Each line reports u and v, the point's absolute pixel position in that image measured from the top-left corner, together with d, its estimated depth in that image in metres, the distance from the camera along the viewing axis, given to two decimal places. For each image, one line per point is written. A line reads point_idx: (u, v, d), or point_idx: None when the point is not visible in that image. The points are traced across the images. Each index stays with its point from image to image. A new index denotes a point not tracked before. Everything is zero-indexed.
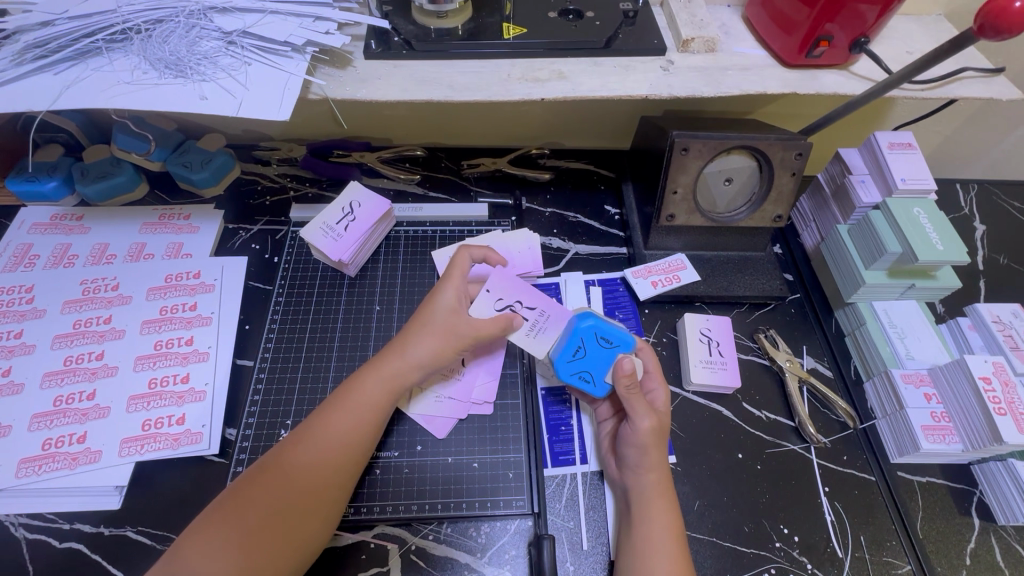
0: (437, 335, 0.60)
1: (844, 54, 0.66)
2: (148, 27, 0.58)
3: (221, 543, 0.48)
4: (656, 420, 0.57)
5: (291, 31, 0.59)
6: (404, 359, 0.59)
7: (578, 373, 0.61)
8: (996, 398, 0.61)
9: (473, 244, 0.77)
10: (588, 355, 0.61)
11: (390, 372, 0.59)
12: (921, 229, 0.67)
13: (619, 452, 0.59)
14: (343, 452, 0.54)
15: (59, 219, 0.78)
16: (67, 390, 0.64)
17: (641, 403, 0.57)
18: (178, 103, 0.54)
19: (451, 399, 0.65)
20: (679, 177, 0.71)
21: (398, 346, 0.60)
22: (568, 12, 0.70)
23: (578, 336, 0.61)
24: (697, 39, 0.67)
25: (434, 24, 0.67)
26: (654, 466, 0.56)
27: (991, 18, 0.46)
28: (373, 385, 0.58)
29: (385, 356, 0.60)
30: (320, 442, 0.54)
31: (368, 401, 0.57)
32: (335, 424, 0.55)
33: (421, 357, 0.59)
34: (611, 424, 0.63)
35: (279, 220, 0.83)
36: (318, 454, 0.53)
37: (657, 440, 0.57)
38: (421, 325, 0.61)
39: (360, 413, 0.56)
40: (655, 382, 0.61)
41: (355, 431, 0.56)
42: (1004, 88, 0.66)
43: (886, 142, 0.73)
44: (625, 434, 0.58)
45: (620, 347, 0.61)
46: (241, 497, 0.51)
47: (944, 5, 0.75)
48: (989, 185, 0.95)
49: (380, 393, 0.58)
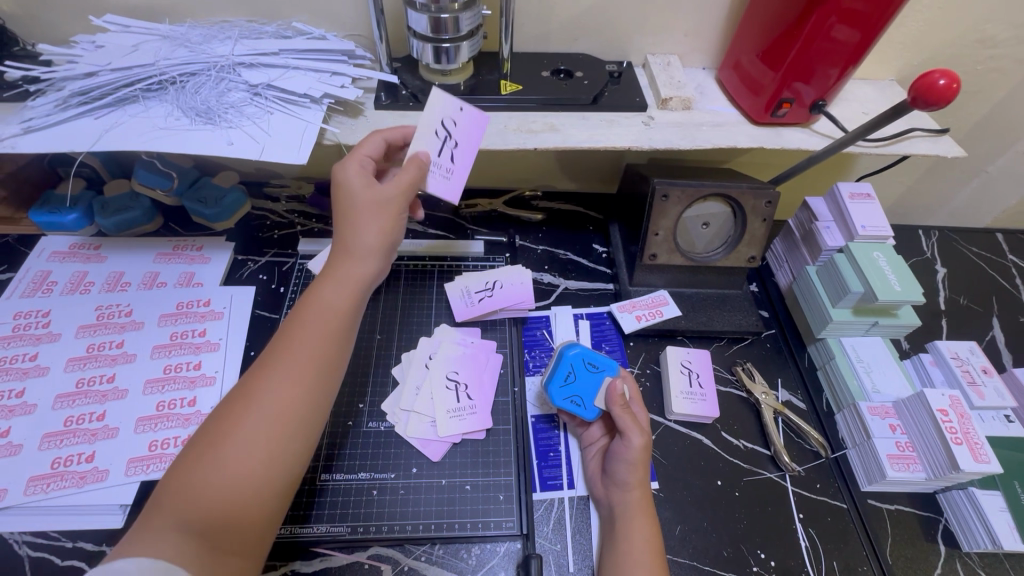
0: (376, 208, 0.58)
1: (805, 113, 0.74)
2: (182, 79, 0.64)
3: (203, 477, 0.45)
4: (646, 440, 0.62)
5: (311, 85, 0.66)
6: (357, 256, 0.57)
7: (570, 398, 0.67)
8: (952, 428, 0.65)
9: (429, 129, 0.62)
10: (579, 380, 0.68)
11: (348, 275, 0.57)
12: (880, 270, 0.74)
13: (607, 468, 0.63)
14: (297, 406, 0.50)
15: (78, 248, 0.83)
16: (78, 411, 0.67)
17: (630, 420, 0.61)
18: (206, 147, 0.60)
19: (456, 419, 0.69)
20: (660, 220, 0.78)
21: (344, 243, 0.57)
22: (559, 72, 0.78)
23: (569, 363, 0.69)
24: (674, 98, 0.74)
25: (439, 80, 0.74)
26: (639, 484, 0.60)
27: (921, 92, 0.53)
28: (332, 283, 0.56)
29: (337, 258, 0.57)
30: (292, 356, 0.52)
31: (330, 303, 0.55)
32: (301, 331, 0.53)
33: (371, 240, 0.57)
34: (601, 443, 0.66)
35: (287, 253, 0.88)
36: (287, 377, 0.51)
37: (645, 460, 0.61)
38: (350, 211, 0.58)
39: (326, 321, 0.54)
40: (639, 406, 0.65)
41: (324, 329, 0.54)
42: (948, 148, 0.73)
43: (847, 192, 0.80)
44: (616, 450, 0.62)
45: (607, 371, 0.68)
46: (184, 485, 0.45)
47: (895, 72, 0.84)
48: (949, 232, 1.03)
49: (328, 325, 0.54)
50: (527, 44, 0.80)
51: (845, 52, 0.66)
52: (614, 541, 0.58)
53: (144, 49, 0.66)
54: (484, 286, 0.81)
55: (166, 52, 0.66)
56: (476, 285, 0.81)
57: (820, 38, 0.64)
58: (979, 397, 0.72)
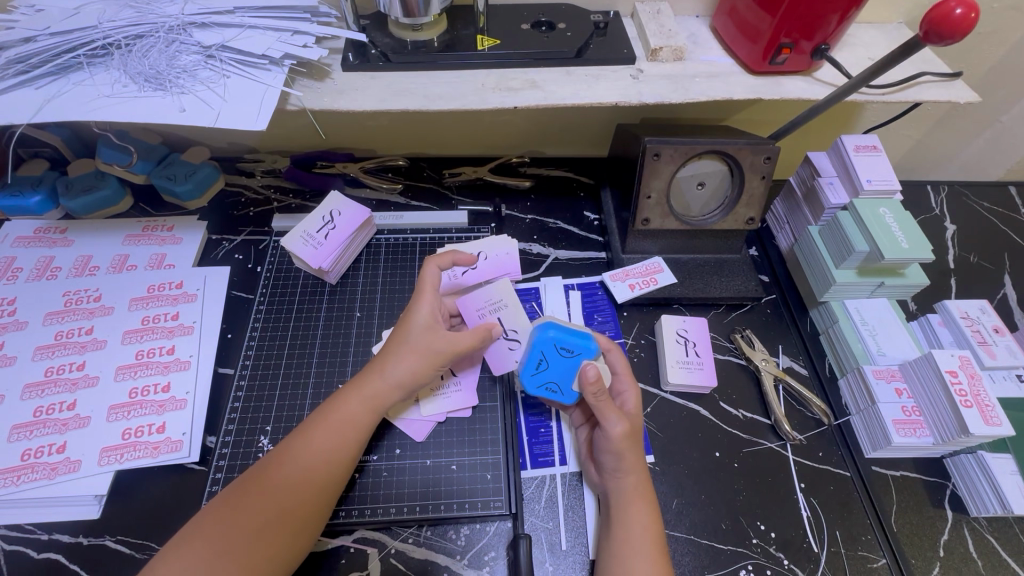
0: (415, 350, 0.60)
1: (806, 60, 0.69)
2: (129, 43, 0.59)
3: (200, 550, 0.48)
4: (628, 425, 0.58)
5: (269, 44, 0.61)
6: (384, 379, 0.59)
7: (545, 384, 0.62)
8: (962, 391, 0.62)
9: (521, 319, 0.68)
10: (552, 366, 0.62)
11: (371, 393, 0.59)
12: (887, 227, 0.69)
13: (596, 457, 0.60)
14: (309, 492, 0.53)
15: (43, 233, 0.79)
16: (47, 400, 0.65)
17: (608, 407, 0.57)
18: (157, 116, 0.56)
19: (443, 397, 0.66)
20: (653, 182, 0.73)
21: (378, 365, 0.60)
22: (540, 24, 0.72)
23: (539, 349, 0.62)
24: (665, 48, 0.69)
25: (410, 37, 0.69)
26: (633, 469, 0.57)
27: (935, 24, 0.48)
28: (356, 396, 0.58)
29: (366, 376, 0.60)
30: (300, 463, 0.54)
31: (349, 423, 0.57)
32: (314, 446, 0.55)
33: (403, 376, 0.60)
34: (585, 429, 0.64)
35: (262, 230, 0.84)
36: (294, 477, 0.53)
37: (632, 445, 0.57)
38: (399, 342, 0.61)
39: (337, 439, 0.56)
40: (626, 384, 0.62)
41: (335, 446, 0.56)
42: (961, 92, 0.68)
43: (852, 145, 0.75)
44: (600, 440, 0.58)
45: (582, 354, 0.61)
46: (249, 486, 0.52)
47: (904, 13, 0.78)
48: (959, 186, 0.98)
49: (330, 448, 0.55)
50: None
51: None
52: (611, 523, 0.56)
53: (86, 11, 0.61)
54: (467, 259, 0.76)
55: (110, 14, 0.61)
56: None
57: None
58: (989, 357, 0.69)
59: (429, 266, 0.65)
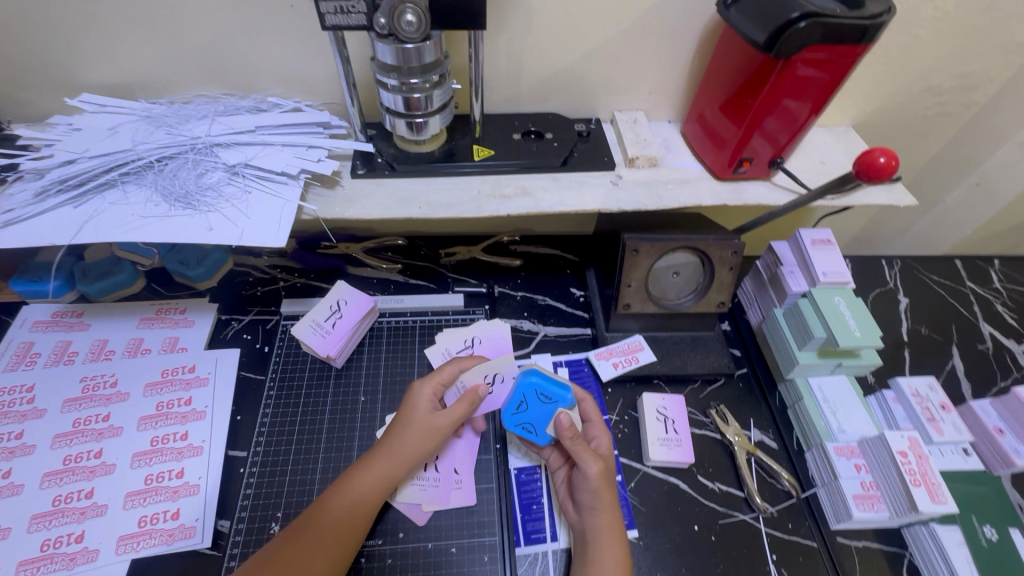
0: (422, 433, 0.67)
1: (764, 169, 0.77)
2: (160, 162, 0.66)
3: None
4: (603, 465, 0.65)
5: (287, 161, 0.68)
6: (392, 459, 0.65)
7: (521, 424, 0.70)
8: (912, 470, 0.69)
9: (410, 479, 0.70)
10: (531, 410, 0.70)
11: (381, 473, 0.64)
12: (841, 316, 0.78)
13: (576, 497, 0.66)
14: (324, 563, 0.58)
15: (60, 317, 0.84)
16: (66, 489, 0.68)
17: (585, 451, 0.64)
18: (186, 234, 0.62)
19: (423, 487, 0.70)
20: (632, 272, 0.80)
21: (387, 447, 0.66)
22: (529, 133, 0.81)
23: (522, 392, 0.70)
24: (641, 157, 0.77)
25: (413, 149, 0.76)
26: (607, 508, 0.63)
27: (864, 167, 0.57)
28: (368, 475, 0.64)
29: (376, 455, 0.65)
30: (321, 536, 0.59)
31: (360, 499, 0.62)
32: (330, 520, 0.60)
33: (408, 456, 0.65)
34: (562, 471, 0.71)
35: (270, 311, 0.89)
36: (312, 551, 0.58)
37: (607, 484, 0.64)
38: (405, 425, 0.67)
39: (351, 515, 0.61)
40: (598, 429, 0.70)
41: (348, 520, 0.61)
42: (899, 196, 0.78)
43: (809, 239, 0.84)
44: (578, 480, 0.65)
45: (558, 402, 0.69)
46: (267, 566, 0.55)
47: (849, 119, 0.88)
48: (910, 261, 1.07)
49: (342, 526, 0.60)
50: (497, 106, 0.83)
51: (815, 92, 0.67)
52: (585, 549, 0.63)
53: (122, 131, 0.68)
54: (463, 345, 0.82)
55: (143, 135, 0.67)
56: (455, 345, 0.82)
57: (789, 83, 0.65)
58: (938, 433, 0.77)
59: (450, 364, 0.73)
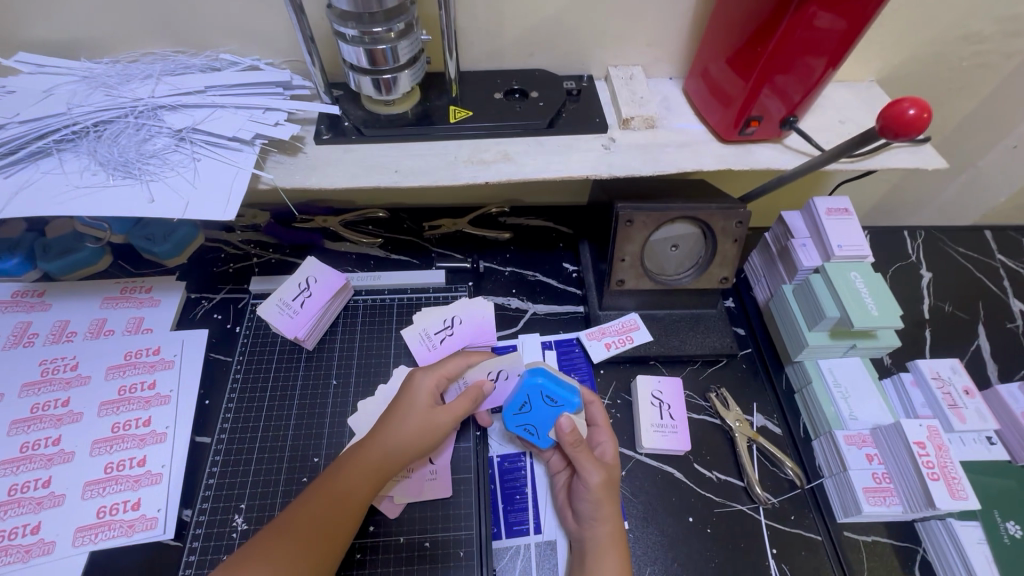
0: (418, 425, 0.62)
1: (775, 129, 0.69)
2: (99, 128, 0.60)
3: None
4: (605, 474, 0.60)
5: (239, 125, 0.61)
6: (383, 452, 0.60)
7: (523, 425, 0.66)
8: (930, 463, 0.63)
9: None
10: (534, 411, 0.65)
11: (372, 464, 0.59)
12: (857, 293, 0.70)
13: (575, 505, 0.61)
14: (311, 561, 0.51)
15: (20, 296, 0.79)
16: (23, 478, 0.65)
17: (588, 459, 0.59)
18: (126, 207, 0.56)
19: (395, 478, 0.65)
20: (626, 245, 0.74)
21: (377, 438, 0.61)
22: (512, 92, 0.73)
23: (527, 390, 0.65)
24: (636, 117, 0.69)
25: (382, 111, 0.69)
26: (608, 518, 0.59)
27: (890, 121, 0.49)
28: (357, 468, 0.58)
29: (364, 447, 0.60)
30: (306, 532, 0.53)
31: (349, 493, 0.57)
32: (317, 515, 0.54)
33: (400, 450, 0.60)
34: (562, 475, 0.66)
35: (242, 289, 0.84)
36: (298, 547, 0.51)
37: (609, 494, 0.59)
38: (399, 417, 0.62)
39: (339, 509, 0.56)
40: (604, 433, 0.64)
41: (337, 515, 0.55)
42: (928, 158, 0.69)
43: (824, 208, 0.76)
44: (578, 487, 0.61)
45: (564, 406, 0.64)
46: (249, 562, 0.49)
47: (874, 72, 0.79)
48: (935, 231, 0.98)
49: (329, 520, 0.54)
50: (478, 63, 0.75)
51: (835, 40, 0.58)
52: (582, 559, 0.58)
53: (59, 93, 0.61)
54: (442, 326, 0.77)
55: (81, 97, 0.61)
56: (433, 327, 0.77)
57: (804, 29, 0.56)
58: (959, 420, 0.70)
59: (458, 357, 0.68)
